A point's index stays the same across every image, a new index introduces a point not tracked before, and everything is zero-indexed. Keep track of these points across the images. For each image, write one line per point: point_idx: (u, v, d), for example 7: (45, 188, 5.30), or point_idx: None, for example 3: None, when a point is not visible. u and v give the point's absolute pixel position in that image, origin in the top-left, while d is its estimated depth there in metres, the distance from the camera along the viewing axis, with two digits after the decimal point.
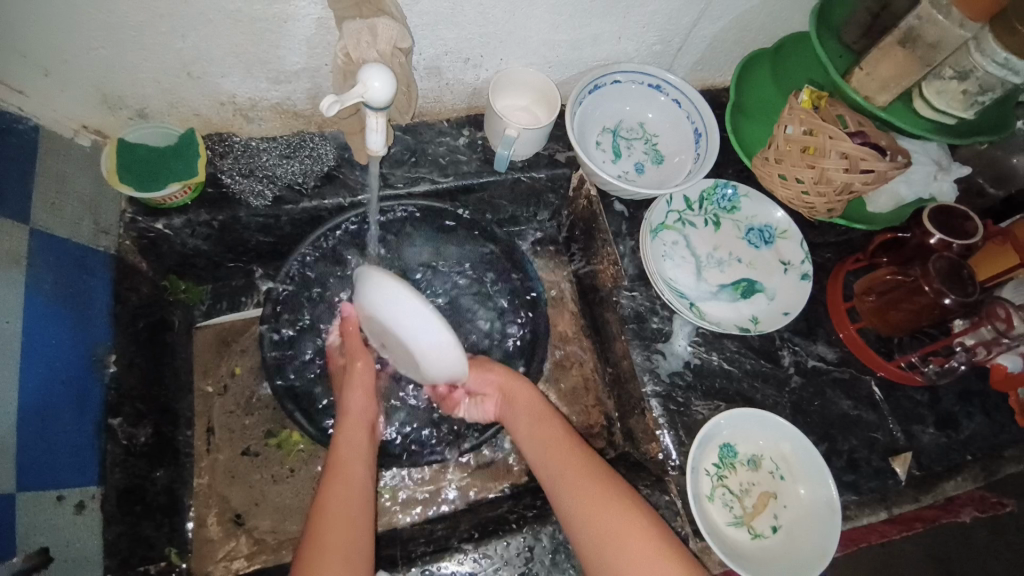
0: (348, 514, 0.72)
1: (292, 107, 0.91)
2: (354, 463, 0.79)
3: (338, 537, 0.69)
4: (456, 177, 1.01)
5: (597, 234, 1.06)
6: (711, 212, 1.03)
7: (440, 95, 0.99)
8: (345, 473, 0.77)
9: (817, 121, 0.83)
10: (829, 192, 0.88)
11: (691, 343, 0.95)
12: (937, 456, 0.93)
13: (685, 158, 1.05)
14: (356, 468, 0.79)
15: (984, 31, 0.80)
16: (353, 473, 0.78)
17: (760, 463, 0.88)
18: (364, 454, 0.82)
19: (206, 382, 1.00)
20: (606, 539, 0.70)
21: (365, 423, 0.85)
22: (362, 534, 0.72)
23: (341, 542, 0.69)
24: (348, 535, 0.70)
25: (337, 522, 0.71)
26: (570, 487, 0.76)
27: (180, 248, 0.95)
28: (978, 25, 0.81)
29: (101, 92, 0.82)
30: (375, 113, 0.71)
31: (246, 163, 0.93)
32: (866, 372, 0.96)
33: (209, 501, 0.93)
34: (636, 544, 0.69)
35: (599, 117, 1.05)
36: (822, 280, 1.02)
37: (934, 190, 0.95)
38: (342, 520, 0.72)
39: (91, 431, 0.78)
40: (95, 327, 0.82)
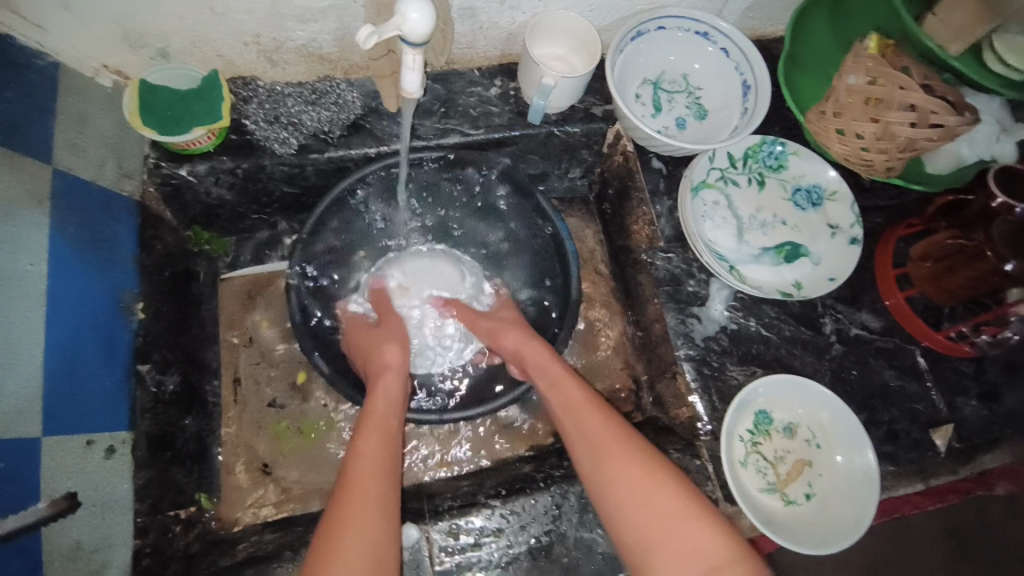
0: (379, 460, 0.72)
1: (318, 49, 0.87)
2: (387, 416, 0.79)
3: (370, 480, 0.69)
4: (487, 129, 0.97)
5: (632, 192, 1.02)
6: (755, 171, 0.97)
7: (472, 41, 0.94)
8: (379, 421, 0.77)
9: (886, 69, 0.77)
10: (891, 148, 0.81)
11: (729, 307, 0.91)
12: (978, 430, 0.90)
13: (731, 112, 0.99)
14: (387, 419, 0.78)
15: None
16: (387, 424, 0.77)
17: (796, 431, 0.86)
18: (398, 407, 0.81)
19: (233, 334, 0.99)
20: (602, 466, 0.72)
21: (402, 378, 0.84)
22: (390, 479, 0.71)
23: (372, 485, 0.69)
24: (378, 479, 0.70)
25: (370, 467, 0.70)
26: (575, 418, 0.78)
27: (205, 198, 0.92)
28: None
29: (122, 28, 0.77)
30: (411, 49, 0.67)
31: (272, 109, 0.90)
32: (910, 343, 0.92)
33: (238, 450, 0.94)
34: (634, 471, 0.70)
35: (641, 67, 0.99)
36: (869, 246, 0.97)
37: (996, 151, 0.86)
38: (374, 461, 0.71)
39: (120, 376, 0.77)
40: (121, 272, 0.81)
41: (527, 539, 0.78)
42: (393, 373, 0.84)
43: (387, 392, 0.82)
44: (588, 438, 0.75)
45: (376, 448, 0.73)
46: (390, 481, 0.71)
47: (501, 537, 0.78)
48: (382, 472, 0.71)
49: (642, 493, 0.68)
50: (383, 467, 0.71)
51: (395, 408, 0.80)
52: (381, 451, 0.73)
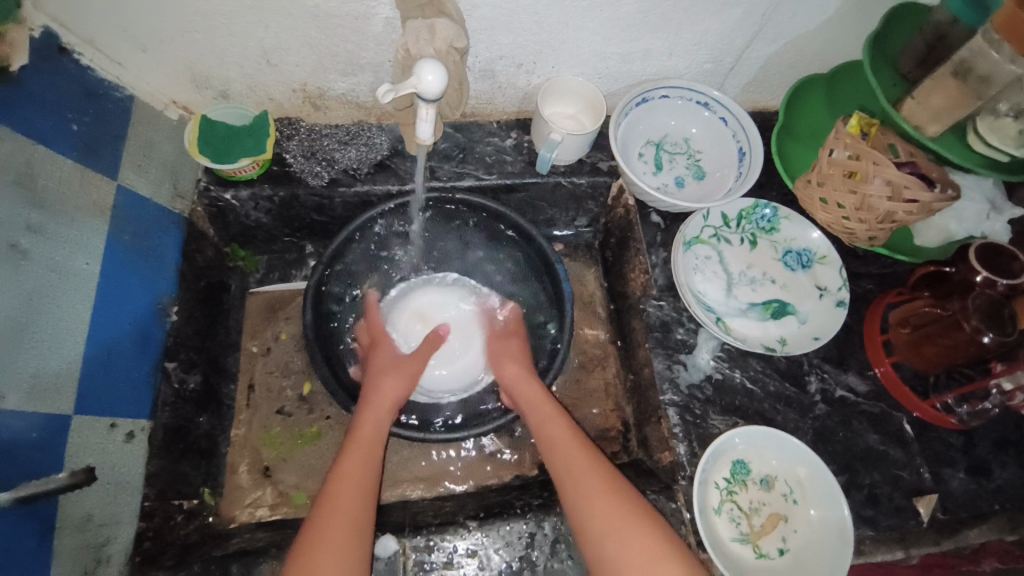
0: (356, 478, 0.79)
1: (356, 98, 0.99)
2: (375, 438, 0.85)
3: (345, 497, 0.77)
4: (500, 176, 1.06)
5: (631, 242, 1.08)
6: (749, 231, 1.03)
7: (492, 98, 1.05)
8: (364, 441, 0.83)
9: (864, 146, 0.83)
10: (870, 219, 0.87)
11: (715, 357, 0.95)
12: (967, 504, 0.88)
13: (727, 173, 1.06)
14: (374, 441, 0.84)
15: None
16: (373, 445, 0.84)
17: (773, 484, 0.87)
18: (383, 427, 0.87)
19: (252, 343, 1.08)
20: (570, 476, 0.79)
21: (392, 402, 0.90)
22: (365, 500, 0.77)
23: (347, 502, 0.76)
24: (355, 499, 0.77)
25: (346, 486, 0.78)
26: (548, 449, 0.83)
27: (243, 220, 1.04)
28: None
29: (192, 73, 0.92)
30: (427, 104, 0.77)
31: (310, 146, 1.02)
32: (898, 409, 0.93)
33: (242, 451, 1.01)
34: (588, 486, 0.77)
35: (645, 129, 1.08)
36: (859, 310, 0.99)
37: (987, 229, 0.90)
38: (353, 483, 0.78)
39: (149, 369, 0.86)
40: (163, 278, 0.91)
41: (499, 562, 0.81)
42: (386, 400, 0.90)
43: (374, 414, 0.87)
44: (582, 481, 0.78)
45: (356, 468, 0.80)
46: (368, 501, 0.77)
47: (474, 558, 0.81)
48: (359, 494, 0.77)
49: (630, 547, 0.71)
50: (362, 489, 0.78)
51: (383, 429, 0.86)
52: (360, 472, 0.80)
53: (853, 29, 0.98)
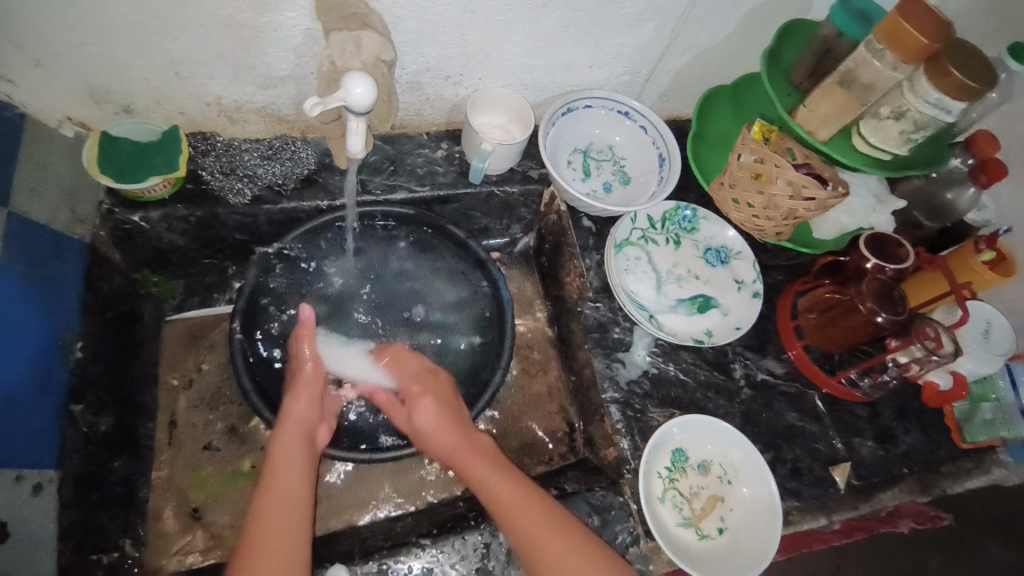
0: (281, 518, 0.75)
1: (276, 111, 0.95)
2: (290, 469, 0.80)
3: (270, 538, 0.73)
4: (432, 187, 1.06)
5: (565, 248, 1.12)
6: (672, 232, 1.09)
7: (420, 109, 1.05)
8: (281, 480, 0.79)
9: (767, 151, 0.91)
10: (776, 217, 0.95)
11: (650, 353, 1.00)
12: (876, 468, 0.99)
13: (650, 178, 1.12)
14: (290, 470, 0.80)
15: (916, 73, 0.86)
16: (291, 479, 0.80)
17: (709, 467, 0.92)
18: (300, 452, 0.83)
19: (172, 375, 1.00)
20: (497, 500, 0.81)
21: (306, 430, 0.86)
22: (295, 540, 0.74)
23: (274, 544, 0.72)
24: (282, 544, 0.72)
25: (266, 530, 0.73)
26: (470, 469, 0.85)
27: (156, 243, 0.96)
28: (910, 68, 0.87)
29: (89, 86, 0.84)
30: (356, 117, 0.76)
31: (228, 162, 0.96)
32: (811, 387, 1.02)
33: (167, 493, 0.93)
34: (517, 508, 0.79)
35: (571, 138, 1.12)
36: (773, 300, 1.09)
37: (873, 220, 1.02)
38: (276, 525, 0.74)
39: (52, 414, 0.78)
40: (64, 312, 0.83)
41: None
42: (292, 425, 0.84)
43: (286, 447, 0.83)
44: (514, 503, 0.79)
45: (273, 506, 0.76)
46: (296, 545, 0.73)
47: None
48: (286, 536, 0.73)
49: (568, 563, 0.74)
50: (290, 533, 0.74)
51: (301, 464, 0.82)
52: (281, 510, 0.76)
53: (751, 44, 1.07)
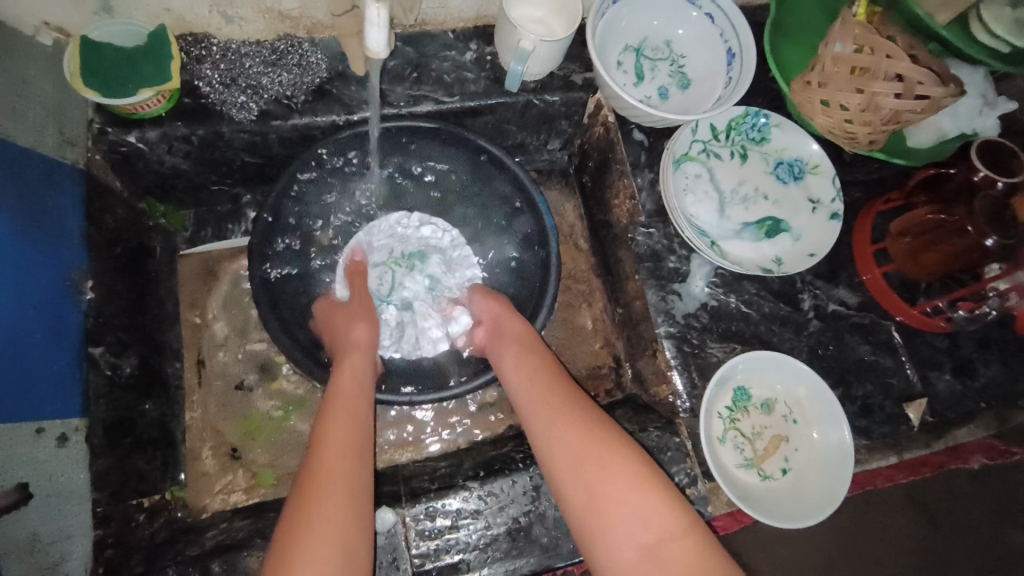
0: (350, 439, 0.67)
1: (277, 5, 0.80)
2: (355, 395, 0.73)
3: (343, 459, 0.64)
4: (462, 97, 0.92)
5: (613, 165, 0.98)
6: (738, 144, 0.95)
7: (445, 0, 0.87)
8: (344, 398, 0.72)
9: (873, 36, 0.76)
10: (874, 120, 0.79)
11: (709, 284, 0.90)
12: (952, 403, 0.91)
13: (715, 82, 0.95)
14: (356, 396, 0.73)
15: None
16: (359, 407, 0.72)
17: (773, 406, 0.86)
18: (363, 381, 0.76)
19: (193, 313, 0.95)
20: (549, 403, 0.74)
21: (370, 353, 0.81)
22: (365, 461, 0.66)
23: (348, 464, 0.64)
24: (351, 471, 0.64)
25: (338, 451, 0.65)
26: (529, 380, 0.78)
27: (157, 166, 0.86)
28: None
29: None
30: (376, 2, 0.61)
31: (227, 70, 0.83)
32: (885, 318, 0.92)
33: (203, 435, 0.91)
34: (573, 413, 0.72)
35: (623, 32, 0.95)
36: (850, 221, 0.96)
37: (978, 126, 0.87)
38: (347, 448, 0.66)
39: (71, 360, 0.73)
40: (68, 248, 0.75)
41: (504, 520, 0.76)
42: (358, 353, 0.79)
43: (354, 370, 0.77)
44: (606, 460, 0.66)
45: (346, 426, 0.68)
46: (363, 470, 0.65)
47: (478, 518, 0.76)
48: (357, 461, 0.65)
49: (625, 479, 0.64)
50: (354, 451, 0.66)
51: (363, 389, 0.75)
52: (356, 430, 0.69)
53: None
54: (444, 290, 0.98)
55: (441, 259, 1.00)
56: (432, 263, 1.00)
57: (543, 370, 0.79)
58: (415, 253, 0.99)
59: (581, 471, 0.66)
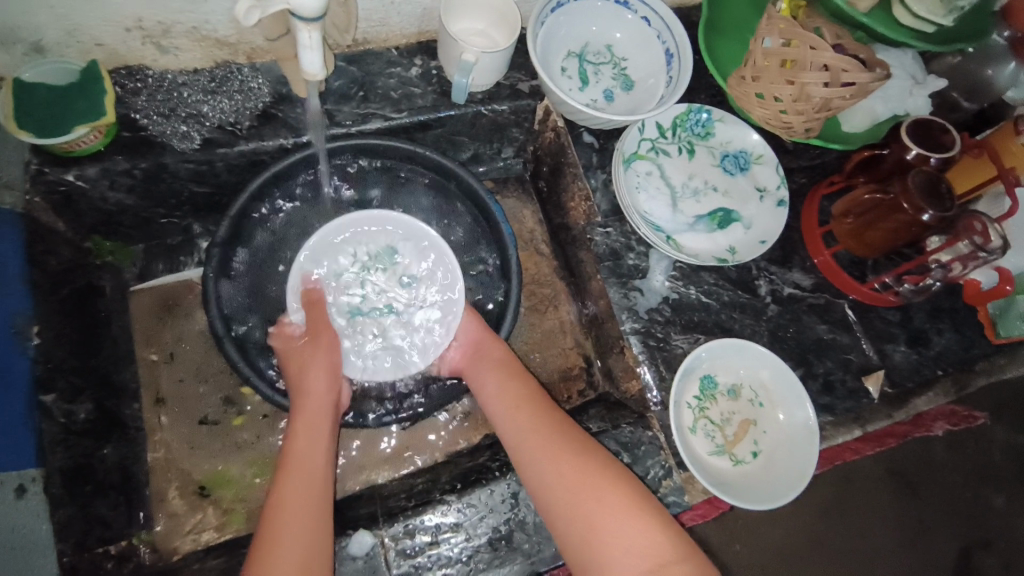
0: (304, 500, 0.68)
1: (213, 32, 0.79)
2: (313, 450, 0.74)
3: (295, 521, 0.66)
4: (411, 112, 0.92)
5: (566, 168, 1.00)
6: (685, 139, 0.98)
7: (385, 18, 0.87)
8: (305, 456, 0.73)
9: (797, 31, 0.79)
10: (807, 109, 0.83)
11: (669, 277, 0.92)
12: (909, 373, 0.94)
13: (657, 81, 0.98)
14: (315, 450, 0.74)
15: None
16: (317, 462, 0.73)
17: (740, 392, 0.88)
18: (321, 431, 0.77)
19: (150, 351, 0.92)
20: (519, 437, 0.76)
21: (330, 403, 0.80)
22: (323, 520, 0.67)
23: (301, 525, 0.66)
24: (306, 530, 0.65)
25: (291, 513, 0.66)
26: (504, 414, 0.80)
27: (100, 203, 0.84)
28: None
29: None
30: (306, 25, 0.62)
31: (166, 101, 0.81)
32: (839, 296, 0.96)
33: (168, 475, 0.88)
34: (537, 445, 0.74)
35: (564, 39, 0.97)
36: (797, 206, 0.99)
37: (909, 106, 0.91)
38: (299, 508, 0.67)
39: (22, 408, 0.70)
40: (10, 295, 0.72)
41: (485, 530, 0.76)
42: (317, 401, 0.79)
43: (312, 421, 0.77)
44: (598, 501, 0.68)
45: (301, 486, 0.69)
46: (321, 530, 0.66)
47: (459, 531, 0.76)
48: (313, 521, 0.66)
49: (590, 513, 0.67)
50: (311, 512, 0.67)
51: (321, 440, 0.76)
52: (310, 489, 0.69)
53: None
54: (417, 294, 0.92)
55: (415, 256, 0.92)
56: (404, 262, 0.93)
57: (516, 400, 0.80)
58: (385, 251, 0.92)
59: (575, 515, 0.68)
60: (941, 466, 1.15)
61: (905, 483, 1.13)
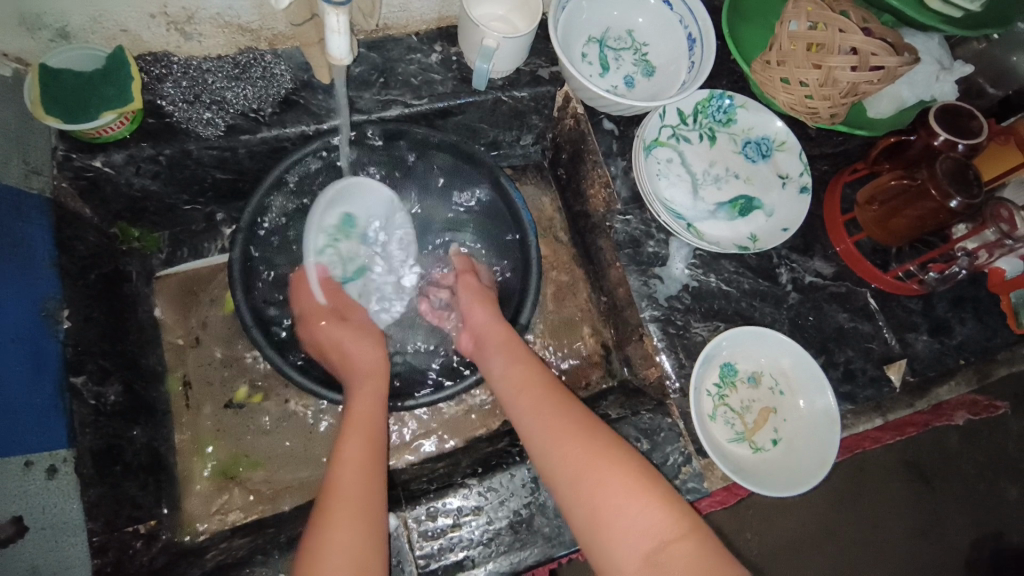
0: (361, 466, 0.68)
1: (236, 18, 0.79)
2: (363, 421, 0.74)
3: (356, 486, 0.65)
4: (431, 98, 0.92)
5: (586, 155, 0.99)
6: (706, 126, 0.97)
7: (406, 4, 0.87)
8: (360, 427, 0.73)
9: (826, 13, 0.78)
10: (834, 94, 0.82)
11: (689, 265, 0.91)
12: (931, 362, 0.94)
13: (678, 67, 0.97)
14: (369, 421, 0.74)
15: None
16: (370, 431, 0.73)
17: (760, 379, 0.88)
18: (374, 405, 0.77)
19: (175, 335, 0.94)
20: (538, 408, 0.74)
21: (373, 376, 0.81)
22: (377, 487, 0.67)
23: (359, 491, 0.65)
24: (361, 496, 0.65)
25: (351, 478, 0.66)
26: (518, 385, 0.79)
27: (126, 189, 0.85)
28: None
29: (14, 10, 0.68)
30: (335, 8, 0.61)
31: (191, 87, 0.82)
32: (861, 285, 0.95)
33: (194, 457, 0.90)
34: (559, 417, 0.72)
35: (585, 25, 0.97)
36: (819, 194, 0.98)
37: (935, 92, 0.90)
38: (355, 473, 0.67)
39: (52, 391, 0.71)
40: (40, 279, 0.73)
41: (506, 514, 0.77)
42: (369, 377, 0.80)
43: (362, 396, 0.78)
44: (599, 474, 0.65)
45: (358, 454, 0.69)
46: (373, 495, 0.66)
47: (480, 514, 0.77)
48: (365, 486, 0.66)
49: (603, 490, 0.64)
50: (365, 480, 0.67)
51: (370, 411, 0.76)
52: (364, 457, 0.69)
53: None
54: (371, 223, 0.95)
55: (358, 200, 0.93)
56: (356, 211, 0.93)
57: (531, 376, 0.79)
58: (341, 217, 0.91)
59: (572, 490, 0.66)
60: (959, 455, 1.15)
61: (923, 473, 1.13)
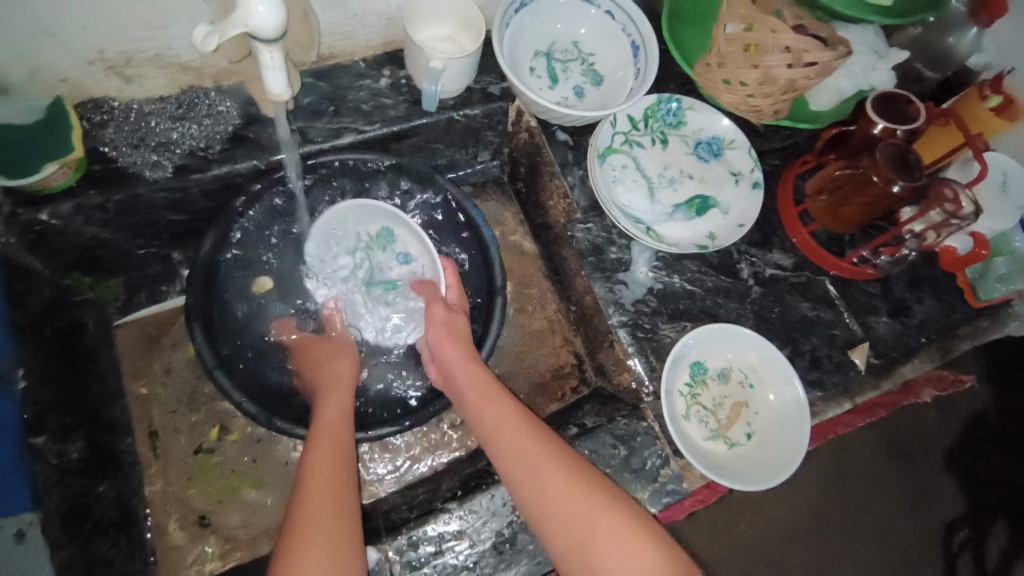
0: (332, 475, 0.68)
1: (176, 58, 0.78)
2: (333, 432, 0.73)
3: (326, 495, 0.65)
4: (383, 123, 0.92)
5: (542, 167, 1.00)
6: (657, 130, 0.98)
7: (350, 31, 0.87)
8: (330, 436, 0.72)
9: (758, 15, 0.79)
10: (774, 91, 0.84)
11: (652, 268, 0.93)
12: (894, 342, 0.96)
13: (626, 73, 0.98)
14: (338, 430, 0.74)
15: None
16: (339, 439, 0.73)
17: (730, 374, 0.89)
18: (342, 416, 0.77)
19: (139, 384, 0.92)
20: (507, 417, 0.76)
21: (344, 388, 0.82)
22: (349, 494, 0.67)
23: (330, 499, 0.65)
24: (334, 505, 0.65)
25: (320, 486, 0.66)
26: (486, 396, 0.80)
27: (77, 239, 0.83)
28: None
29: None
30: (266, 46, 0.61)
31: (135, 131, 0.81)
32: (820, 273, 0.97)
33: (166, 508, 0.88)
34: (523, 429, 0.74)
35: (530, 39, 0.98)
36: (773, 187, 1.01)
37: (874, 81, 0.91)
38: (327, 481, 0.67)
39: (12, 455, 0.73)
40: None
41: (488, 535, 0.77)
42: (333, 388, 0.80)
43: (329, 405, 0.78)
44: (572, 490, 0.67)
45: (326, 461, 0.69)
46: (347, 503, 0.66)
47: (462, 539, 0.76)
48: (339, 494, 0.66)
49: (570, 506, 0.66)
50: (336, 489, 0.66)
51: (339, 423, 0.76)
52: (335, 467, 0.69)
53: None
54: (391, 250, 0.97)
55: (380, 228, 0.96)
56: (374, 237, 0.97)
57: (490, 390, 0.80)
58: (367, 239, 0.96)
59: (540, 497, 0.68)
60: (932, 430, 1.17)
61: (899, 450, 1.16)
